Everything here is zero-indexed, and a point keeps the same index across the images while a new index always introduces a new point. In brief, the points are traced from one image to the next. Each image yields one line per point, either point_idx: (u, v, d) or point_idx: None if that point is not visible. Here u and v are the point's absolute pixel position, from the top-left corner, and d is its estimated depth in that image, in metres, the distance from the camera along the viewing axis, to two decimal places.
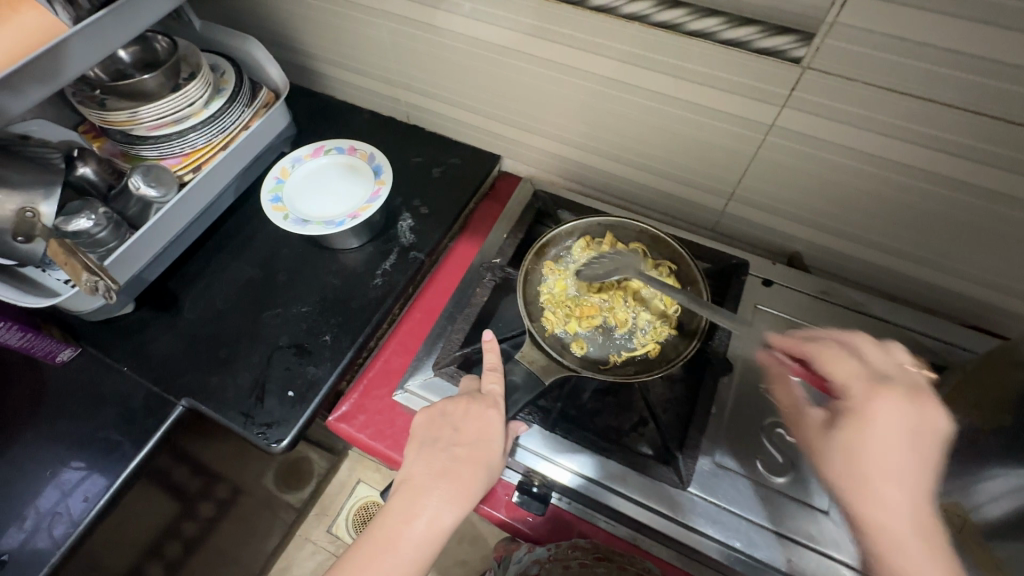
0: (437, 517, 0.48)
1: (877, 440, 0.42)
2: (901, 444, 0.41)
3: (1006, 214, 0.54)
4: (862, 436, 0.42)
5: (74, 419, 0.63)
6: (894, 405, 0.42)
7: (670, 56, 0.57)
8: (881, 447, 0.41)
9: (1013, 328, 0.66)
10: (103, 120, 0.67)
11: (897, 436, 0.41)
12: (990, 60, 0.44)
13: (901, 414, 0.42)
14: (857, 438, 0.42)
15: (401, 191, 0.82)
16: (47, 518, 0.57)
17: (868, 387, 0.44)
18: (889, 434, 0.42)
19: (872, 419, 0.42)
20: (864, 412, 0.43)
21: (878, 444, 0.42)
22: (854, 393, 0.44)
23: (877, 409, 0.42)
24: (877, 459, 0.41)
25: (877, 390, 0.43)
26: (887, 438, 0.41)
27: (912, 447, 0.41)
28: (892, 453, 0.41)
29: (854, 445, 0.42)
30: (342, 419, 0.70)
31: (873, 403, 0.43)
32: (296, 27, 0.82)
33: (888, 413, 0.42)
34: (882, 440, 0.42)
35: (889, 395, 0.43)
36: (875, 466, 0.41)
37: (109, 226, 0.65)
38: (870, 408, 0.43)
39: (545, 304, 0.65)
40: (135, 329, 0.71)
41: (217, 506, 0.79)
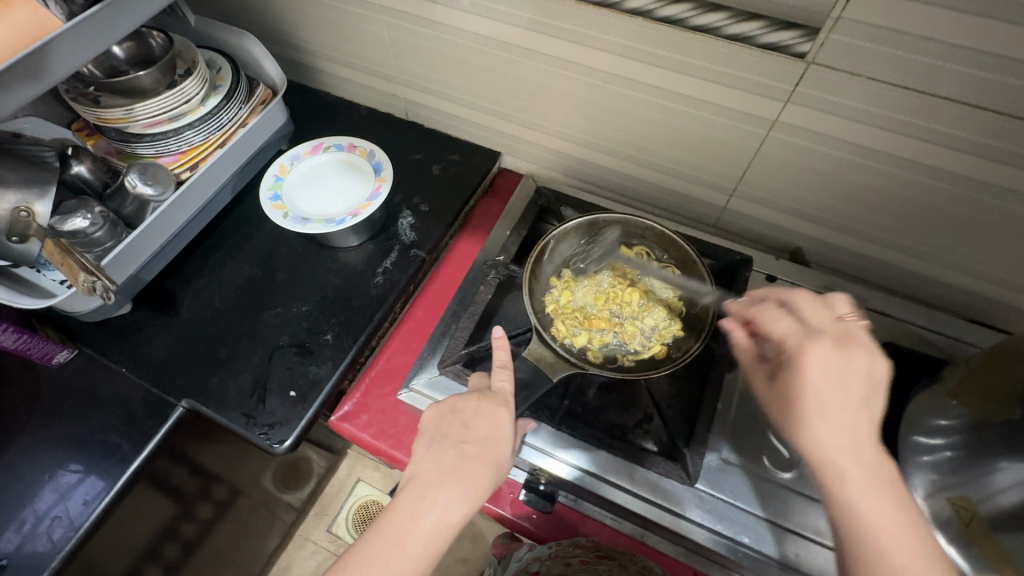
0: (446, 516, 0.47)
1: (810, 388, 0.43)
2: (833, 390, 0.43)
3: (1007, 208, 0.54)
4: (796, 385, 0.44)
5: (71, 422, 0.62)
6: (822, 354, 0.44)
7: (673, 52, 0.56)
8: (814, 394, 0.43)
9: (1012, 322, 0.66)
10: (98, 118, 0.66)
11: (829, 382, 0.43)
12: (993, 55, 0.44)
13: (827, 361, 0.43)
14: (793, 387, 0.44)
15: (401, 189, 0.82)
16: (45, 521, 0.56)
17: (798, 339, 0.45)
18: (820, 381, 0.43)
19: (802, 368, 0.44)
20: (795, 363, 0.44)
21: (810, 391, 0.43)
22: (787, 346, 0.46)
23: (807, 358, 0.44)
24: (813, 406, 0.43)
25: (805, 341, 0.45)
26: (818, 384, 0.43)
27: (844, 392, 0.43)
28: (825, 399, 0.43)
29: (791, 395, 0.44)
30: (344, 419, 0.69)
31: (803, 353, 0.44)
32: (293, 22, 0.81)
33: (819, 360, 0.43)
34: (813, 387, 0.43)
35: (816, 348, 0.44)
36: (811, 412, 0.43)
37: (105, 226, 0.64)
38: (800, 357, 0.44)
39: (553, 313, 0.65)
40: (132, 329, 0.70)
41: (216, 507, 0.78)
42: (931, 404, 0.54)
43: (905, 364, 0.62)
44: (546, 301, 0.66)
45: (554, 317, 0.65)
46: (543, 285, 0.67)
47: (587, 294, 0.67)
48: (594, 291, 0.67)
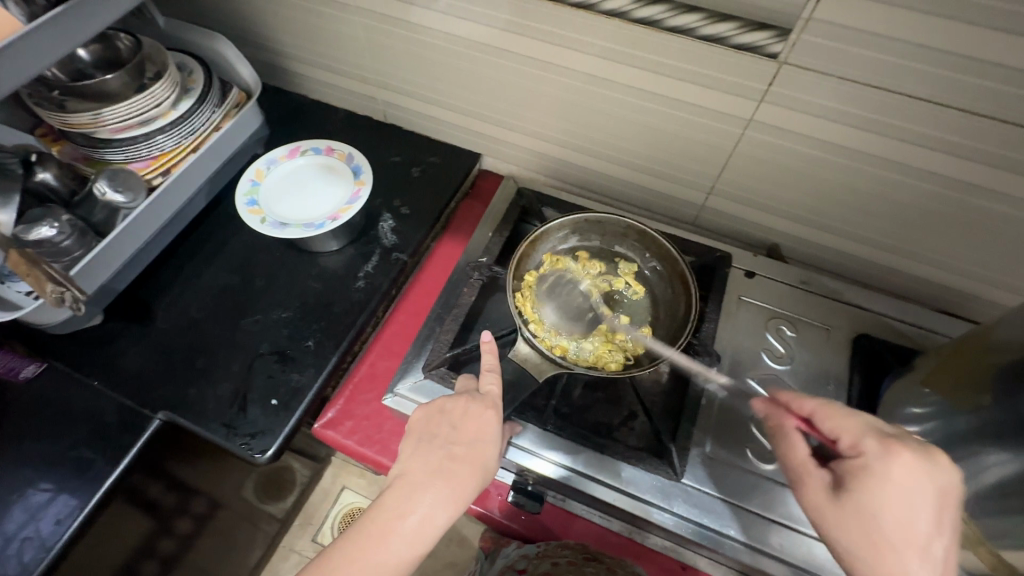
0: (431, 517, 0.47)
1: (894, 504, 0.43)
2: (919, 507, 0.43)
3: (971, 201, 0.56)
4: (881, 498, 0.43)
5: (41, 438, 0.60)
6: (908, 464, 0.43)
7: (650, 52, 0.57)
8: (899, 511, 0.43)
9: (979, 311, 0.69)
10: (64, 123, 0.64)
11: (918, 497, 0.43)
12: (954, 54, 0.46)
13: (917, 474, 0.43)
14: (877, 500, 0.43)
15: (380, 192, 0.81)
16: (14, 542, 0.54)
17: (881, 445, 0.45)
18: (909, 497, 0.43)
19: (889, 479, 0.43)
20: (881, 476, 0.44)
21: (896, 507, 0.43)
22: (869, 453, 0.45)
23: (895, 469, 0.43)
24: (897, 522, 0.43)
25: (890, 447, 0.44)
26: (906, 500, 0.43)
27: (929, 509, 0.43)
28: (910, 517, 0.43)
29: (874, 508, 0.43)
30: (328, 426, 0.68)
31: (890, 466, 0.44)
32: (266, 24, 0.80)
33: (905, 474, 0.43)
34: (901, 502, 0.43)
35: (905, 462, 0.43)
36: (896, 530, 0.43)
37: (74, 234, 0.62)
38: (888, 467, 0.44)
39: (524, 289, 0.66)
40: (104, 341, 0.68)
41: (196, 521, 0.76)
42: (906, 393, 0.55)
43: (879, 351, 0.63)
44: (529, 276, 0.68)
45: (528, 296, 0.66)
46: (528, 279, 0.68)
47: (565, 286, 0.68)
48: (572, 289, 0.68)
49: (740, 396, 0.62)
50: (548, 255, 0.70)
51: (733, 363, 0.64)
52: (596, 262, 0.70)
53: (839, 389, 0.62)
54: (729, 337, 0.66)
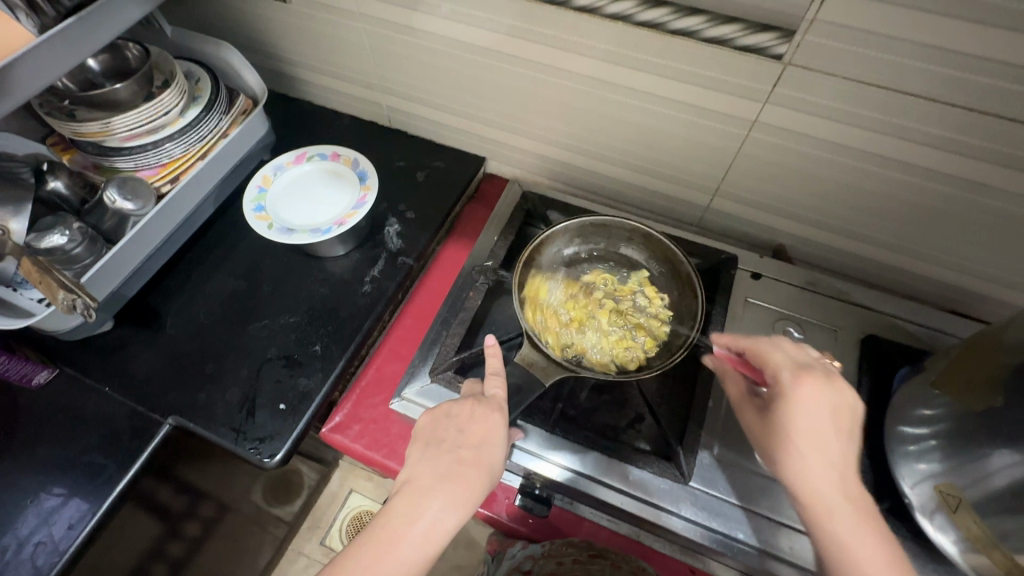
0: (440, 521, 0.47)
1: (801, 417, 0.48)
2: (822, 419, 0.47)
3: (981, 201, 0.56)
4: (788, 416, 0.48)
5: (53, 444, 0.61)
6: (810, 385, 0.48)
7: (652, 55, 0.57)
8: (802, 424, 0.48)
9: (990, 311, 0.68)
10: (74, 132, 0.65)
11: (819, 412, 0.48)
12: (963, 54, 0.45)
13: (817, 392, 0.48)
14: (785, 416, 0.49)
15: (385, 197, 0.81)
16: (28, 547, 0.55)
17: (793, 372, 0.50)
18: (813, 413, 0.48)
19: (795, 398, 0.48)
20: (790, 395, 0.49)
21: (799, 421, 0.48)
22: (782, 378, 0.50)
23: (799, 389, 0.49)
24: (803, 434, 0.47)
25: (799, 372, 0.49)
26: (810, 416, 0.48)
27: (829, 422, 0.47)
28: (811, 429, 0.47)
29: (783, 423, 0.48)
30: (335, 430, 0.69)
31: (798, 387, 0.49)
32: (272, 32, 0.80)
33: (810, 392, 0.48)
34: (806, 418, 0.48)
35: (810, 381, 0.49)
36: (800, 440, 0.47)
37: (84, 242, 0.63)
38: (793, 388, 0.49)
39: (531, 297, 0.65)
40: (115, 347, 0.68)
41: (204, 524, 0.77)
42: (916, 393, 0.55)
43: (888, 352, 0.63)
44: (536, 287, 0.67)
45: (539, 308, 0.65)
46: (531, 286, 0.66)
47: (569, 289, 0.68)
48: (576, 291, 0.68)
49: None
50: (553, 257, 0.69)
51: None
52: (594, 262, 0.71)
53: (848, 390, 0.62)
54: None
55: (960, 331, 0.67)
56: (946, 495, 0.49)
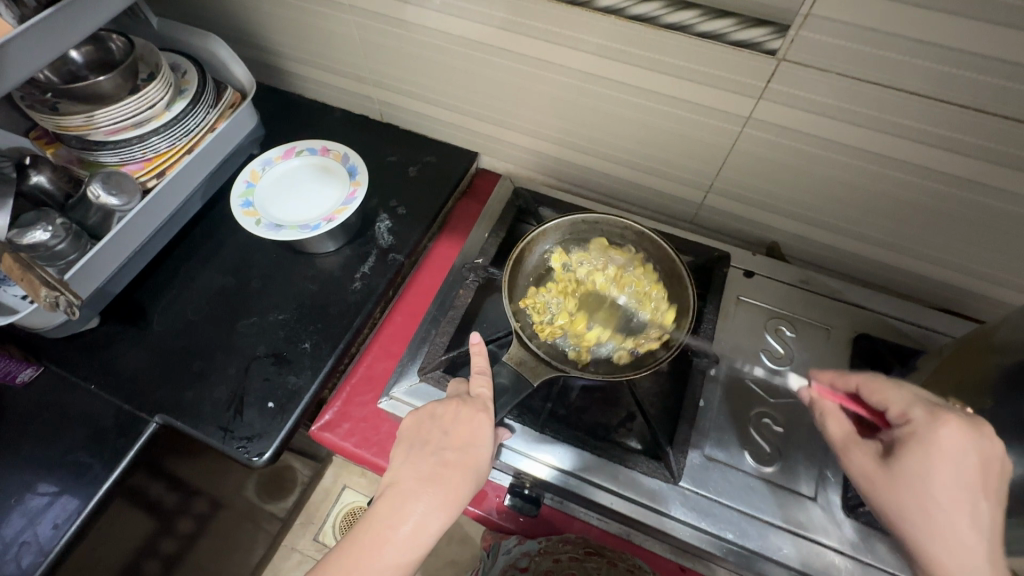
0: (424, 524, 0.47)
1: (945, 467, 0.43)
2: (970, 470, 0.42)
3: (976, 200, 0.56)
4: (926, 466, 0.43)
5: (39, 443, 0.60)
6: (959, 432, 0.43)
7: (645, 50, 0.56)
8: (951, 479, 0.43)
9: (983, 309, 0.68)
10: (57, 125, 0.64)
11: (967, 463, 0.42)
12: (960, 51, 0.45)
13: (969, 442, 0.43)
14: (926, 466, 0.43)
15: (377, 192, 0.80)
16: (14, 547, 0.54)
17: (930, 412, 0.45)
18: (958, 463, 0.42)
19: (940, 446, 0.43)
20: (930, 439, 0.44)
21: (946, 473, 0.43)
22: (917, 419, 0.45)
23: (945, 434, 0.43)
24: (947, 486, 0.43)
25: (940, 414, 0.44)
26: (955, 466, 0.43)
27: (978, 477, 0.42)
28: (961, 485, 0.42)
29: (922, 473, 0.43)
30: (325, 428, 0.68)
31: (939, 429, 0.44)
32: (261, 23, 0.79)
33: (959, 440, 0.43)
34: (949, 469, 0.43)
35: (955, 424, 0.44)
36: (944, 494, 0.43)
37: (68, 238, 0.62)
38: (938, 434, 0.44)
39: (532, 318, 0.64)
40: (101, 345, 0.68)
41: (196, 521, 0.76)
42: None
43: (881, 353, 0.63)
44: (536, 329, 0.63)
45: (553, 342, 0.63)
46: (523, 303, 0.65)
47: (557, 288, 0.67)
48: (564, 284, 0.67)
49: (739, 397, 0.61)
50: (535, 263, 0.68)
51: (733, 363, 0.64)
52: (562, 257, 0.69)
53: None
54: (728, 338, 0.65)
55: (953, 329, 0.66)
56: None
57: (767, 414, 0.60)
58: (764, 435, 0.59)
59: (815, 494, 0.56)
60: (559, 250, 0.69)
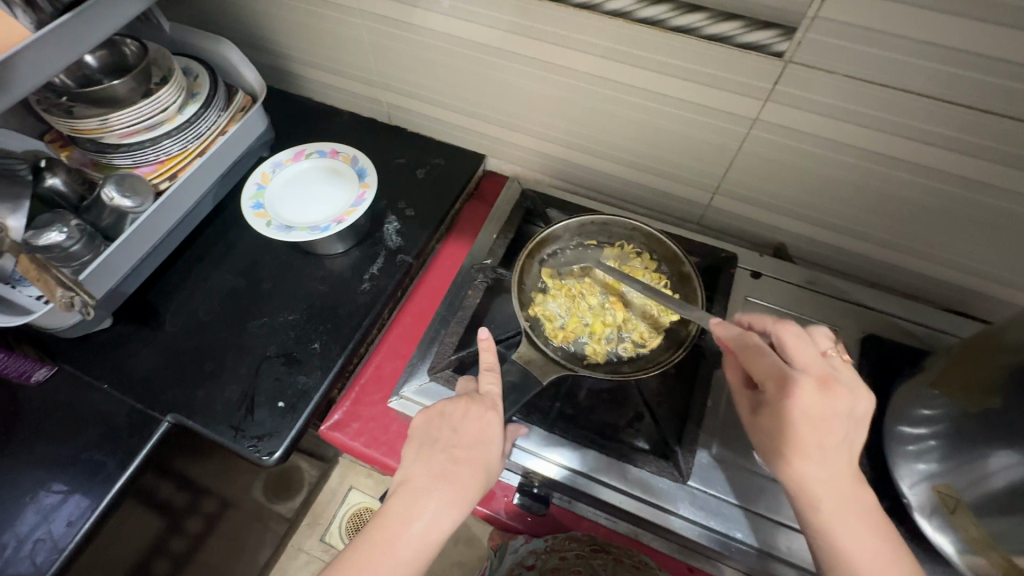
0: (436, 523, 0.47)
1: (790, 429, 0.45)
2: (814, 430, 0.45)
3: (983, 201, 0.56)
4: (776, 425, 0.46)
5: (53, 441, 0.61)
6: (798, 397, 0.45)
7: (652, 52, 0.57)
8: (791, 437, 0.45)
9: (991, 310, 0.68)
10: (71, 129, 0.65)
11: (811, 424, 0.45)
12: (967, 52, 0.45)
13: (809, 406, 0.45)
14: (774, 425, 0.47)
15: (385, 194, 0.81)
16: (28, 544, 0.55)
17: (779, 380, 0.46)
18: (800, 425, 0.45)
19: (783, 412, 0.46)
20: (777, 406, 0.46)
21: (787, 434, 0.46)
22: (770, 386, 0.47)
23: (788, 402, 0.45)
24: (793, 444, 0.45)
25: (786, 384, 0.46)
26: (797, 428, 0.45)
27: (823, 433, 0.45)
28: (808, 443, 0.45)
29: (774, 433, 0.46)
30: (334, 428, 0.69)
31: (784, 397, 0.46)
32: (271, 28, 0.80)
33: (803, 404, 0.45)
34: (794, 430, 0.45)
35: (799, 390, 0.45)
36: (791, 451, 0.45)
37: (82, 239, 0.63)
38: (781, 400, 0.46)
39: (545, 322, 0.64)
40: (114, 345, 0.68)
41: (206, 520, 0.77)
42: (914, 393, 0.55)
43: (890, 354, 0.63)
44: (551, 333, 0.63)
45: (570, 342, 0.63)
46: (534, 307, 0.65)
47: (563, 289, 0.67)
48: (569, 283, 0.67)
49: None
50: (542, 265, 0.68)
51: None
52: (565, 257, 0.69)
53: None
54: None
55: (962, 330, 0.66)
56: (944, 496, 0.49)
57: None
58: None
59: None
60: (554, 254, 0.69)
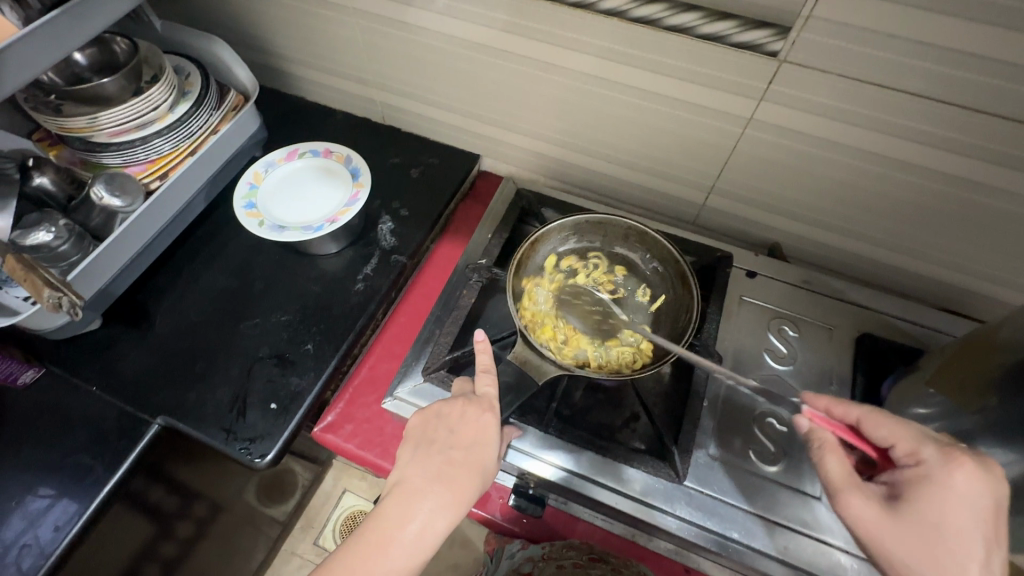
0: (431, 522, 0.47)
1: (957, 514, 0.43)
2: (980, 516, 0.42)
3: (976, 200, 0.56)
4: (941, 509, 0.43)
5: (40, 445, 0.60)
6: (971, 473, 0.43)
7: (647, 51, 0.57)
8: (961, 522, 0.42)
9: (983, 309, 0.69)
10: (60, 127, 0.64)
11: (979, 508, 0.43)
12: (959, 52, 0.45)
13: (978, 484, 0.43)
14: (943, 510, 0.43)
15: (379, 194, 0.80)
16: (14, 550, 0.54)
17: (942, 453, 0.45)
18: (969, 510, 0.43)
19: (953, 488, 0.43)
20: (946, 484, 0.43)
21: (955, 516, 0.43)
22: (929, 460, 0.45)
23: (958, 477, 0.43)
24: (961, 533, 0.42)
25: (952, 455, 0.44)
26: (966, 511, 0.43)
27: (989, 523, 0.42)
28: (976, 531, 0.42)
29: (938, 519, 0.43)
30: (328, 430, 0.68)
31: (952, 471, 0.44)
32: (264, 26, 0.79)
33: (972, 483, 0.43)
34: (962, 514, 0.43)
35: (965, 464, 0.44)
36: (959, 541, 0.42)
37: (71, 239, 0.62)
38: (950, 476, 0.43)
39: (534, 312, 0.64)
40: (103, 346, 0.67)
41: (197, 524, 0.76)
42: (911, 393, 0.55)
43: (883, 353, 0.63)
44: (537, 327, 0.63)
45: (540, 341, 0.61)
46: (528, 296, 0.65)
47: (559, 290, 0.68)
48: (566, 289, 0.68)
49: (743, 397, 0.61)
50: (546, 259, 0.69)
51: (736, 363, 0.64)
52: (570, 260, 0.70)
53: (843, 389, 0.62)
54: (731, 339, 0.66)
55: (954, 329, 0.67)
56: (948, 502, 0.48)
57: (771, 413, 0.60)
58: (769, 434, 0.59)
59: (820, 493, 0.56)
60: (552, 257, 0.70)
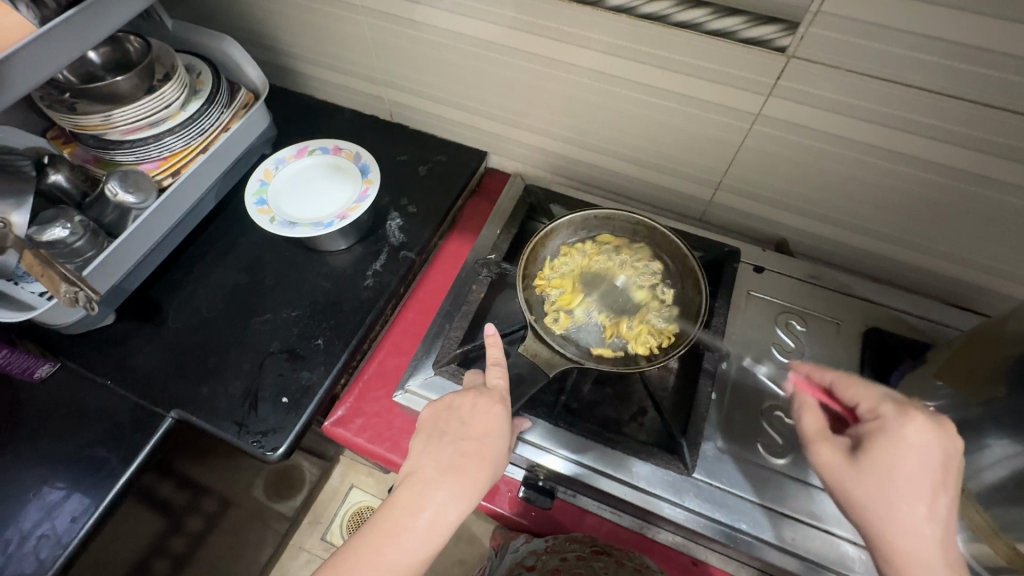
0: (443, 512, 0.47)
1: (907, 463, 0.44)
2: (929, 466, 0.44)
3: (983, 194, 0.56)
4: (891, 458, 0.44)
5: (56, 438, 0.61)
6: (924, 426, 0.45)
7: (655, 48, 0.57)
8: (912, 471, 0.44)
9: (991, 304, 0.69)
10: (75, 125, 0.65)
11: (929, 459, 0.44)
12: (966, 45, 0.45)
13: (930, 437, 0.44)
14: (893, 458, 0.44)
15: (388, 191, 0.81)
16: (31, 540, 0.55)
17: (898, 408, 0.46)
18: (919, 460, 0.44)
19: (904, 440, 0.44)
20: (898, 435, 0.45)
21: (904, 466, 0.44)
22: (886, 415, 0.46)
23: (911, 430, 0.45)
24: (908, 479, 0.44)
25: (907, 410, 0.46)
26: (916, 461, 0.44)
27: (937, 474, 0.44)
28: (923, 479, 0.43)
29: (888, 466, 0.44)
30: (338, 424, 0.69)
31: (906, 424, 0.45)
32: (274, 25, 0.80)
33: (922, 435, 0.44)
34: (911, 463, 0.44)
35: (918, 418, 0.45)
36: (907, 487, 0.44)
37: (86, 235, 0.63)
38: (903, 429, 0.45)
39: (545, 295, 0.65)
40: (117, 341, 0.68)
41: (208, 517, 0.77)
42: (919, 386, 0.56)
43: (890, 347, 0.64)
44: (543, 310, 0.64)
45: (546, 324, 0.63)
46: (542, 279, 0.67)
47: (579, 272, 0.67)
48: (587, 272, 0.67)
49: (751, 390, 0.62)
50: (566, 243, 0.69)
51: (743, 358, 0.64)
52: (591, 245, 0.69)
53: None
54: (738, 333, 0.66)
55: (961, 323, 0.67)
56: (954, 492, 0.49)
57: (779, 406, 0.60)
58: (777, 428, 0.59)
59: None
60: (570, 243, 0.70)
